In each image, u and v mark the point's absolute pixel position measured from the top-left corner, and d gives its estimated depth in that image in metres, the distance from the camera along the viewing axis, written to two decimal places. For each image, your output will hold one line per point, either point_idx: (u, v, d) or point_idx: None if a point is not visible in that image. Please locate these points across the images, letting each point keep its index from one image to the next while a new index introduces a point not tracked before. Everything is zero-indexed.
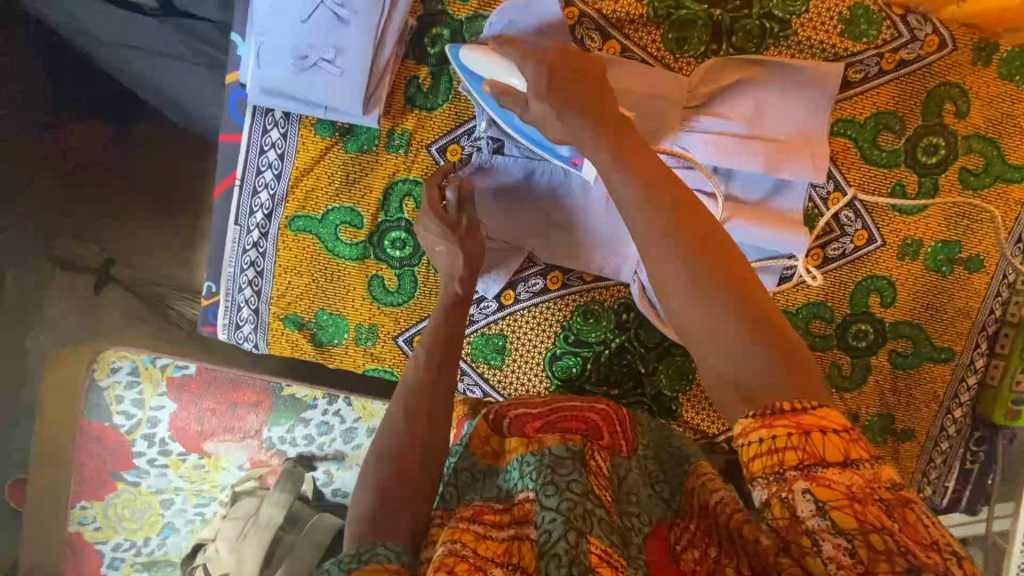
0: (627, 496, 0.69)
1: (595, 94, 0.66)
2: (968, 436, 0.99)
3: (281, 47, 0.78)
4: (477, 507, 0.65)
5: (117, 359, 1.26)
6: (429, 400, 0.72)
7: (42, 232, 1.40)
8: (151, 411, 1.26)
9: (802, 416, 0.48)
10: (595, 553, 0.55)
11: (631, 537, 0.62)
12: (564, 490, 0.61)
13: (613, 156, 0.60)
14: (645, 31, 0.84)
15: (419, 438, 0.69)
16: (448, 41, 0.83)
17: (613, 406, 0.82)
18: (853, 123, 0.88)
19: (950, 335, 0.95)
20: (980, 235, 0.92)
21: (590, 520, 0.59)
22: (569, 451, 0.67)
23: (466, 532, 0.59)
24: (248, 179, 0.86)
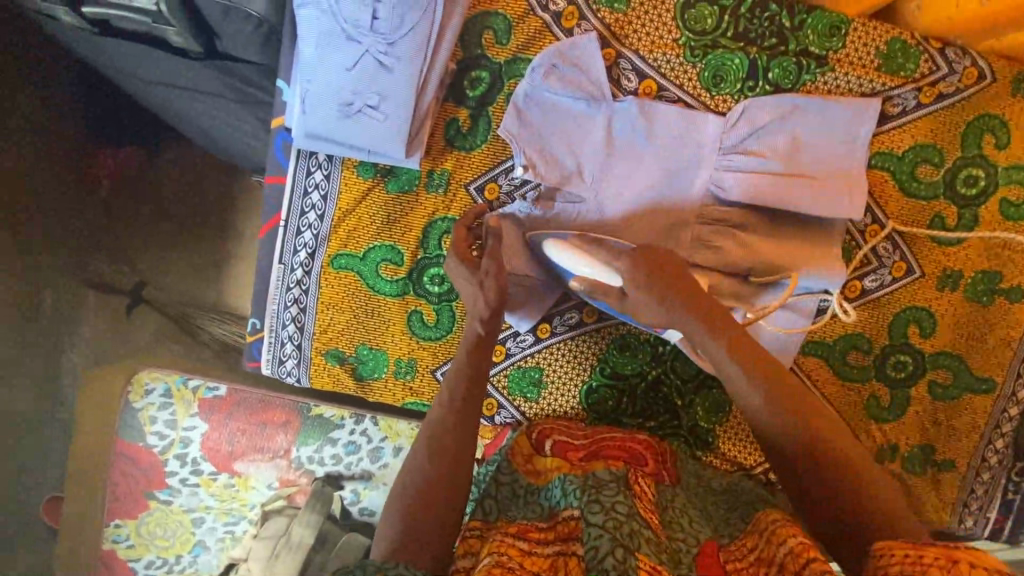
0: (675, 527, 0.70)
1: (683, 281, 0.73)
2: (1011, 467, 0.96)
3: (327, 92, 0.79)
4: (521, 524, 0.68)
5: (151, 381, 1.31)
6: (455, 438, 0.68)
7: (76, 254, 1.43)
8: (183, 431, 1.29)
9: (958, 550, 0.46)
10: (644, 569, 0.57)
11: (681, 557, 0.64)
12: (608, 509, 0.62)
13: (727, 345, 0.68)
14: (681, 70, 0.85)
15: (444, 474, 0.66)
16: (487, 84, 0.84)
17: (651, 440, 0.86)
18: (892, 156, 0.88)
19: (991, 366, 0.95)
20: (1022, 265, 0.91)
21: (636, 538, 0.60)
22: (613, 475, 0.70)
23: (512, 547, 0.62)
24: (292, 219, 0.88)
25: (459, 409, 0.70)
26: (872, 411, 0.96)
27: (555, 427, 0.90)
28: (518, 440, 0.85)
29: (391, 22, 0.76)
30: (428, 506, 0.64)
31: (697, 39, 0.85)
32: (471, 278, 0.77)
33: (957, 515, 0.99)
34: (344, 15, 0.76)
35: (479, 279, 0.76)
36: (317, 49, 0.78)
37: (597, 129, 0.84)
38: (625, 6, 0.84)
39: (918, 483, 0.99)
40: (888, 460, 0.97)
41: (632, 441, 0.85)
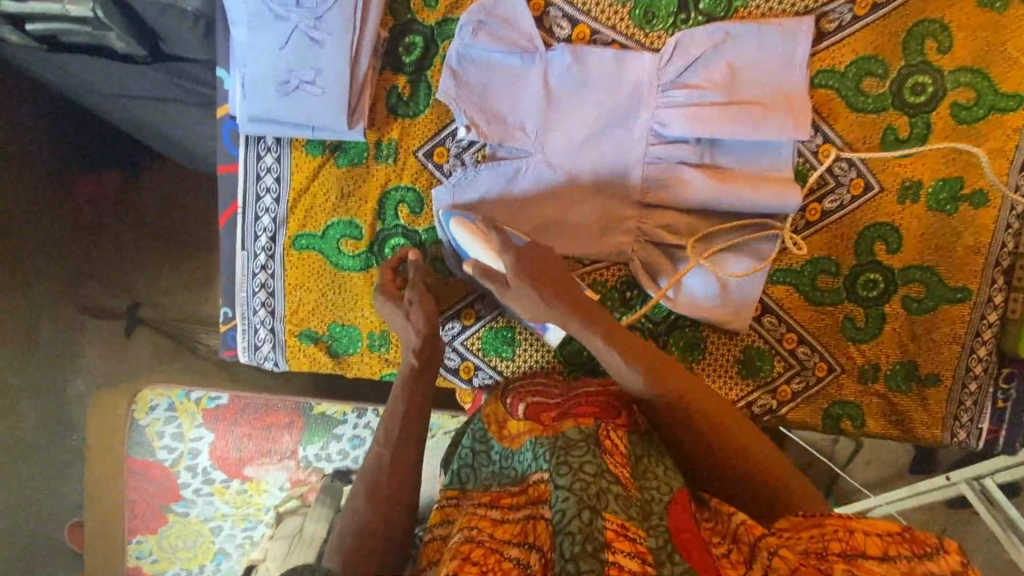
0: (644, 476, 0.69)
1: (565, 281, 0.79)
2: (996, 374, 0.97)
3: (263, 73, 0.81)
4: (494, 493, 0.70)
5: (154, 398, 1.32)
6: (389, 481, 0.70)
7: (69, 283, 1.45)
8: (191, 442, 1.31)
9: (849, 521, 0.59)
10: (611, 529, 0.57)
11: (652, 508, 0.64)
12: (576, 471, 0.63)
13: (609, 339, 0.76)
14: (612, 12, 0.86)
15: (392, 495, 0.69)
16: (422, 49, 0.86)
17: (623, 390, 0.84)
18: (834, 73, 0.88)
19: (963, 275, 0.94)
20: (981, 168, 0.90)
21: (604, 498, 0.60)
22: (583, 434, 0.69)
23: (482, 519, 0.64)
24: (250, 206, 0.89)
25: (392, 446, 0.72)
26: (849, 334, 0.96)
27: (528, 388, 0.86)
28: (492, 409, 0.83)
29: None
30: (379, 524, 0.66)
31: None
32: (399, 312, 0.81)
33: (950, 431, 0.98)
34: None
35: (405, 311, 0.81)
36: (248, 31, 0.79)
37: (535, 82, 0.86)
38: None
39: (907, 403, 0.98)
40: (872, 381, 0.97)
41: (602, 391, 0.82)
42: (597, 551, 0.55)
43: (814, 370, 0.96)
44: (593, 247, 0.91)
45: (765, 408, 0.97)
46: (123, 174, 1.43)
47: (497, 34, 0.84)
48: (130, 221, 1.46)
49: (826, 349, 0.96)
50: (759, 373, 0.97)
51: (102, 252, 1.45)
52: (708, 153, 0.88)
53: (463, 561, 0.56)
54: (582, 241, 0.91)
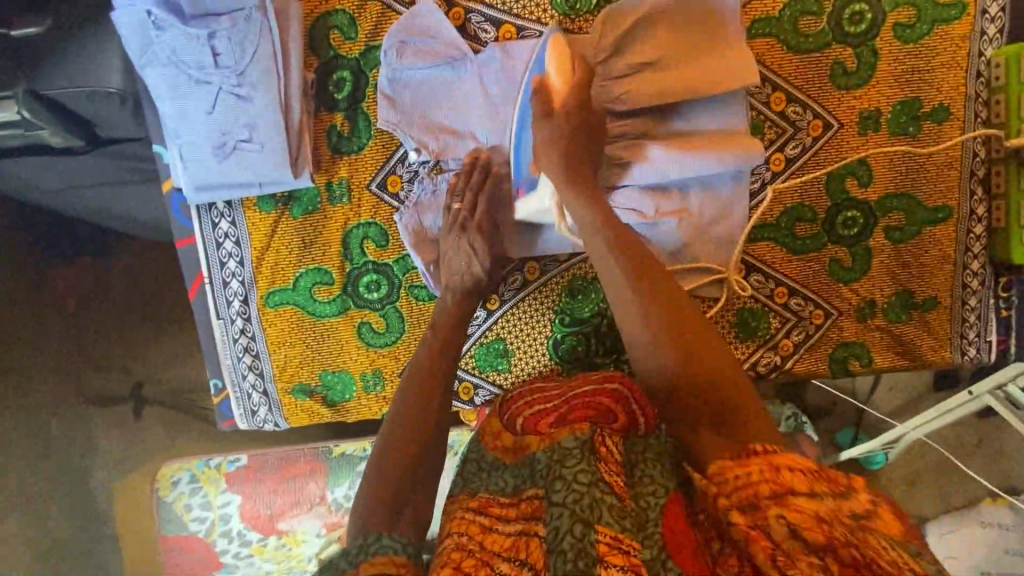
0: (641, 482, 0.68)
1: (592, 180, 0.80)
2: (993, 284, 0.96)
3: (197, 140, 0.79)
4: (483, 498, 0.72)
5: (175, 473, 1.32)
6: (413, 423, 0.76)
7: (66, 379, 1.43)
8: (220, 509, 1.30)
9: (772, 457, 0.60)
10: (603, 543, 0.58)
11: (647, 514, 0.64)
12: (570, 484, 0.62)
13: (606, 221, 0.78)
14: (534, 4, 0.83)
15: (408, 469, 0.72)
16: (352, 82, 0.83)
17: (621, 386, 0.82)
18: (770, 19, 0.86)
19: (941, 193, 0.92)
20: (937, 84, 0.89)
21: (598, 511, 0.61)
22: (578, 441, 0.68)
23: (472, 524, 0.67)
24: (215, 273, 0.88)
25: (422, 394, 0.78)
26: (838, 275, 0.94)
27: (523, 396, 0.87)
28: (489, 422, 0.84)
29: (232, 53, 0.76)
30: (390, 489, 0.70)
31: None
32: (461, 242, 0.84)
33: (959, 349, 0.97)
34: (186, 62, 0.76)
35: (470, 244, 0.84)
36: (172, 102, 0.77)
37: (473, 90, 0.84)
38: None
39: (909, 331, 0.97)
40: (871, 317, 0.96)
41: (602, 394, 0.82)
42: (588, 566, 0.56)
43: (812, 319, 0.95)
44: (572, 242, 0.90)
45: (771, 365, 0.96)
46: (98, 261, 1.42)
47: (427, 48, 0.82)
48: (111, 306, 1.44)
49: (819, 297, 0.94)
50: (758, 332, 0.95)
51: (91, 343, 1.43)
52: (661, 125, 0.87)
53: (454, 571, 0.61)
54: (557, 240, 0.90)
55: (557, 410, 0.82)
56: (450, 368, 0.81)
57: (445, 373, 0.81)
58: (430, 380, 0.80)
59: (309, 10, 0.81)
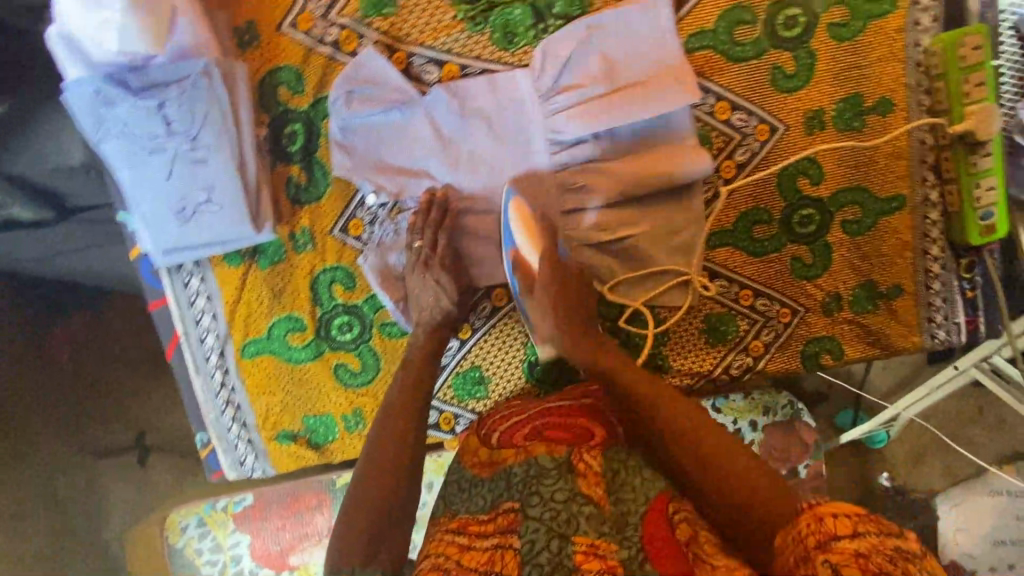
0: (622, 488, 0.72)
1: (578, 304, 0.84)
2: (955, 266, 0.97)
3: (158, 206, 0.81)
4: (462, 519, 0.76)
5: (183, 519, 1.33)
6: (387, 458, 0.79)
7: (66, 437, 1.45)
8: (230, 550, 1.30)
9: (815, 509, 0.58)
10: (579, 553, 0.65)
11: (626, 519, 0.68)
12: (547, 500, 0.70)
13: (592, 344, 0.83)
14: (472, 41, 0.85)
15: (388, 501, 0.76)
16: (304, 134, 0.85)
17: (596, 399, 0.88)
18: (705, 32, 0.88)
19: (892, 183, 0.94)
20: (877, 78, 0.90)
21: (574, 524, 0.67)
22: (554, 461, 0.75)
23: (452, 544, 0.72)
24: (191, 330, 0.90)
25: (399, 429, 0.80)
26: (800, 273, 0.96)
27: (501, 413, 0.91)
28: (466, 441, 0.87)
29: (183, 119, 0.78)
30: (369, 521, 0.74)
31: (473, 7, 0.84)
32: (427, 279, 0.85)
33: (928, 333, 0.99)
34: (139, 133, 0.78)
35: (436, 279, 0.85)
36: (129, 172, 0.79)
37: (423, 130, 0.86)
38: (393, 8, 0.83)
39: (876, 320, 0.98)
40: (837, 311, 0.97)
41: (579, 409, 0.87)
42: None
43: (779, 318, 0.96)
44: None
45: (743, 367, 0.97)
46: (87, 318, 1.44)
47: (373, 94, 0.83)
48: (102, 363, 1.46)
49: (783, 295, 0.96)
50: (727, 336, 0.97)
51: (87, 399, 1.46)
52: (610, 145, 0.89)
53: None
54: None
55: (530, 421, 0.87)
56: (422, 402, 0.83)
57: (418, 409, 0.82)
58: (407, 411, 0.82)
59: (255, 69, 0.83)
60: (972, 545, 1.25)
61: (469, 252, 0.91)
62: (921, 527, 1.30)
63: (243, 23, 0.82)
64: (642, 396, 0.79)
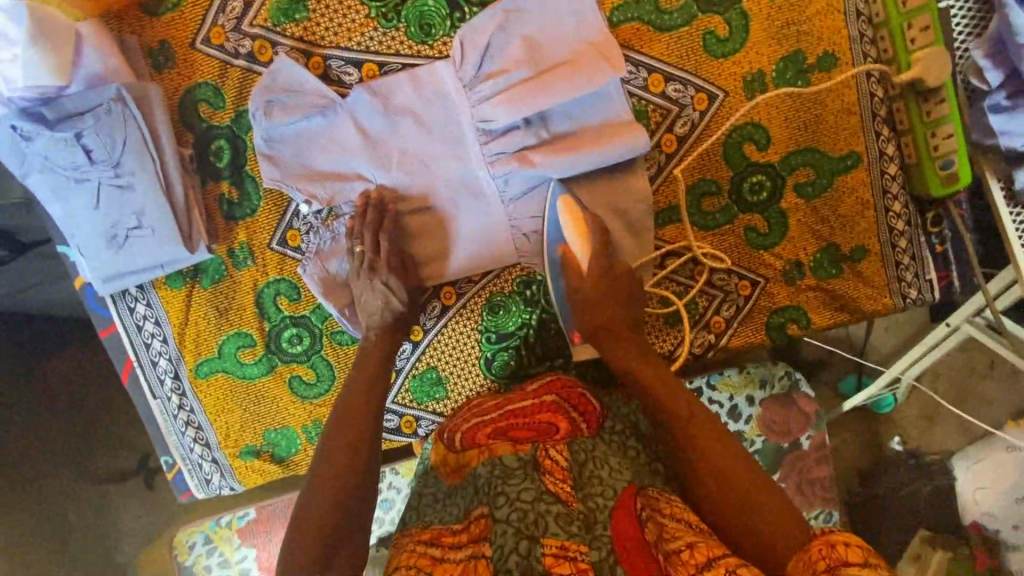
0: (588, 483, 0.69)
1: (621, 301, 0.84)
2: (921, 221, 0.93)
3: (91, 235, 0.81)
4: (436, 530, 0.72)
5: (188, 536, 1.17)
6: (332, 467, 0.76)
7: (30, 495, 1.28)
8: (239, 565, 1.16)
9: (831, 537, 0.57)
10: (548, 554, 0.59)
11: (596, 517, 0.64)
12: (513, 500, 0.65)
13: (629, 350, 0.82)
14: (388, 38, 0.83)
15: (340, 502, 0.74)
16: (231, 149, 0.84)
17: (556, 397, 0.84)
18: (628, 4, 0.85)
19: (845, 141, 0.89)
20: (816, 33, 0.86)
21: (542, 523, 0.62)
22: (520, 460, 0.71)
23: (423, 556, 0.67)
24: (143, 355, 0.90)
25: (349, 437, 0.78)
26: (756, 243, 0.92)
27: (465, 413, 0.87)
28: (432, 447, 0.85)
29: (103, 147, 0.78)
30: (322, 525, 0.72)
31: (385, 3, 0.82)
32: (369, 282, 0.83)
33: (901, 294, 0.94)
34: (61, 165, 0.78)
35: (378, 281, 0.83)
36: (57, 205, 0.79)
37: (348, 133, 0.84)
38: (305, 12, 0.82)
39: (842, 284, 0.94)
40: (801, 279, 0.94)
41: (540, 407, 0.82)
42: None
43: (738, 292, 0.93)
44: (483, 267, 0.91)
45: (706, 345, 0.94)
46: None
47: (294, 102, 0.82)
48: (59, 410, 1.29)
49: (741, 271, 0.93)
50: (687, 314, 0.94)
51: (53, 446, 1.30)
52: (543, 129, 0.86)
53: None
54: (467, 265, 0.90)
55: (497, 421, 0.81)
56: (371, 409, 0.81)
57: (370, 414, 0.80)
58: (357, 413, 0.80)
59: (173, 89, 0.82)
60: (993, 504, 1.18)
61: (415, 251, 0.89)
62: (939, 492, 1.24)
63: (156, 44, 0.81)
64: (657, 387, 0.79)
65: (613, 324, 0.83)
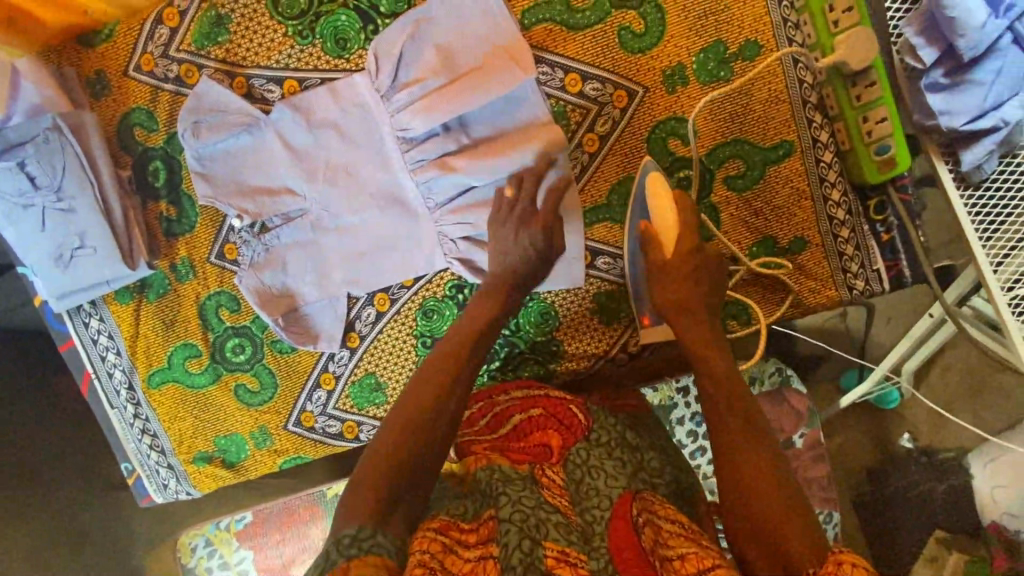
0: (586, 497, 0.62)
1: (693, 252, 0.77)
2: (862, 209, 0.90)
3: (41, 256, 0.86)
4: (443, 521, 0.57)
5: (192, 538, 1.15)
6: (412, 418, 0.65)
7: None
8: (238, 567, 1.13)
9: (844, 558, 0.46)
10: (552, 556, 0.52)
11: (594, 529, 0.57)
12: (514, 502, 0.57)
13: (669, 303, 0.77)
14: (305, 55, 0.86)
15: (404, 460, 0.60)
16: (166, 169, 0.89)
17: (544, 412, 0.77)
18: (540, 6, 0.85)
19: (776, 130, 0.86)
20: (737, 21, 0.84)
21: (544, 526, 0.55)
22: (517, 471, 0.64)
23: (435, 542, 0.53)
24: (99, 367, 0.95)
25: (439, 391, 0.68)
26: None
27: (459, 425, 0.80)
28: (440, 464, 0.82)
29: (45, 173, 0.83)
30: (379, 480, 0.58)
31: (300, 21, 0.85)
32: None
33: (846, 286, 0.90)
34: (8, 192, 0.83)
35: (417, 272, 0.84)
36: (10, 230, 0.85)
37: (276, 148, 0.87)
38: (226, 35, 0.85)
39: (784, 277, 0.91)
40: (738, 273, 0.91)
41: (532, 427, 0.75)
42: None
43: None
44: (502, 245, 0.80)
45: (641, 344, 0.94)
46: None
47: (216, 122, 0.85)
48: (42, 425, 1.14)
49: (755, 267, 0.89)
50: (620, 315, 0.93)
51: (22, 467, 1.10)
52: (463, 135, 0.86)
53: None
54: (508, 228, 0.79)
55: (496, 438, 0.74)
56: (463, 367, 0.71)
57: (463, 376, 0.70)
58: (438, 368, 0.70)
59: (109, 115, 0.87)
60: (1011, 503, 1.11)
61: (357, 255, 0.91)
62: (952, 489, 1.19)
63: (92, 75, 0.86)
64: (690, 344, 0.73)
65: (691, 294, 0.75)
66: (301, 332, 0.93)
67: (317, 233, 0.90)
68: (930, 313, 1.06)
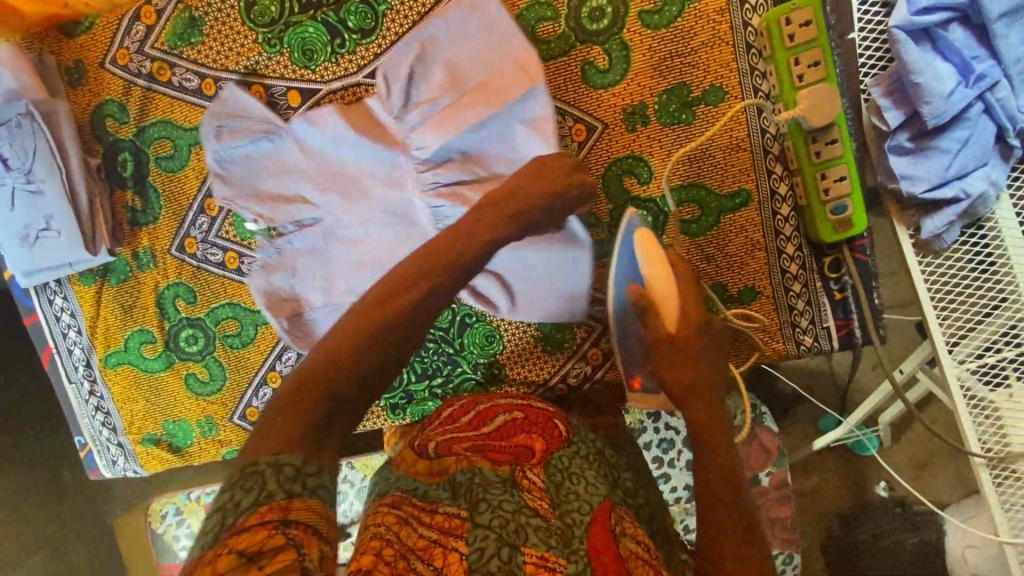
0: (566, 499, 0.60)
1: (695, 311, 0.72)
2: (817, 266, 0.88)
3: (7, 233, 0.90)
4: (399, 497, 0.58)
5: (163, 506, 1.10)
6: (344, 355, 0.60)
7: None
8: None
9: None
10: (531, 562, 0.51)
11: (573, 532, 0.56)
12: (495, 507, 0.55)
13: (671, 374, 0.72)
14: (273, 63, 0.88)
15: (316, 389, 0.56)
16: (134, 162, 0.92)
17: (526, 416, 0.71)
18: None
19: (734, 177, 0.85)
20: (702, 65, 0.83)
21: (525, 530, 0.53)
22: (499, 474, 0.61)
23: (391, 515, 0.55)
24: (60, 343, 0.99)
25: (377, 325, 0.63)
26: None
27: (435, 422, 0.72)
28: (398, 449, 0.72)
29: (17, 156, 0.86)
30: (313, 391, 0.56)
31: (270, 29, 0.87)
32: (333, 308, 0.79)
33: (794, 341, 0.89)
34: None
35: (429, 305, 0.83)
36: None
37: (291, 154, 0.84)
38: (199, 36, 0.88)
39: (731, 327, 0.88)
40: None
41: (515, 427, 0.69)
42: None
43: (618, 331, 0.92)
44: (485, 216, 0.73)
45: (582, 376, 0.94)
46: None
47: (235, 128, 0.85)
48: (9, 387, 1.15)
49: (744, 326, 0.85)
50: (564, 345, 0.94)
51: None
52: None
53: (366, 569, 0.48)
54: (530, 167, 0.77)
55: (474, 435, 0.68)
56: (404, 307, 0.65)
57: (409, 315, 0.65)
58: (431, 265, 0.69)
59: (83, 105, 0.91)
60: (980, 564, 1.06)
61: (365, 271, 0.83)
62: (922, 544, 1.19)
63: (71, 64, 0.90)
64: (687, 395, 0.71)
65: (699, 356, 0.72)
66: (306, 338, 0.87)
67: (326, 244, 0.84)
68: (900, 370, 1.00)
